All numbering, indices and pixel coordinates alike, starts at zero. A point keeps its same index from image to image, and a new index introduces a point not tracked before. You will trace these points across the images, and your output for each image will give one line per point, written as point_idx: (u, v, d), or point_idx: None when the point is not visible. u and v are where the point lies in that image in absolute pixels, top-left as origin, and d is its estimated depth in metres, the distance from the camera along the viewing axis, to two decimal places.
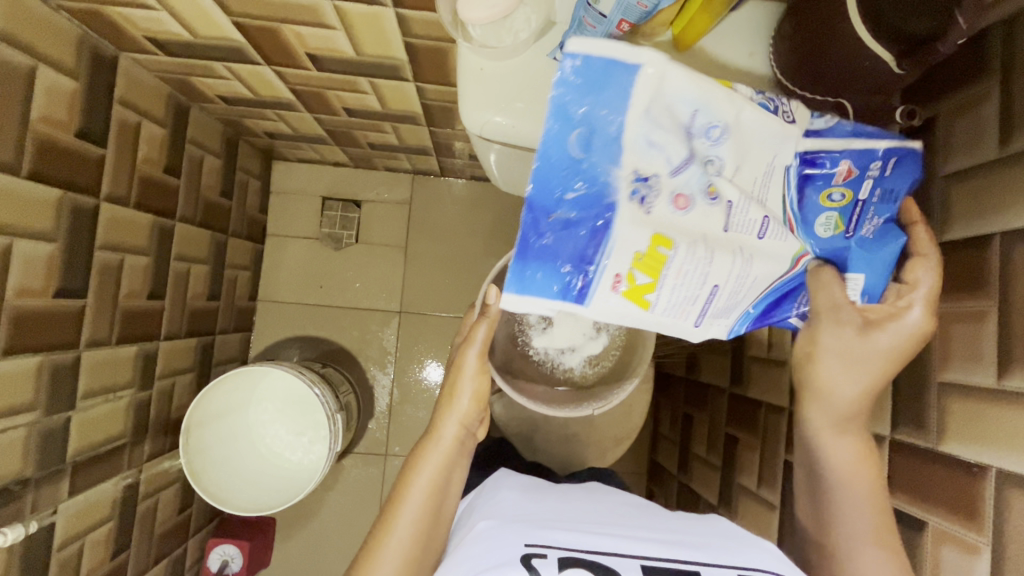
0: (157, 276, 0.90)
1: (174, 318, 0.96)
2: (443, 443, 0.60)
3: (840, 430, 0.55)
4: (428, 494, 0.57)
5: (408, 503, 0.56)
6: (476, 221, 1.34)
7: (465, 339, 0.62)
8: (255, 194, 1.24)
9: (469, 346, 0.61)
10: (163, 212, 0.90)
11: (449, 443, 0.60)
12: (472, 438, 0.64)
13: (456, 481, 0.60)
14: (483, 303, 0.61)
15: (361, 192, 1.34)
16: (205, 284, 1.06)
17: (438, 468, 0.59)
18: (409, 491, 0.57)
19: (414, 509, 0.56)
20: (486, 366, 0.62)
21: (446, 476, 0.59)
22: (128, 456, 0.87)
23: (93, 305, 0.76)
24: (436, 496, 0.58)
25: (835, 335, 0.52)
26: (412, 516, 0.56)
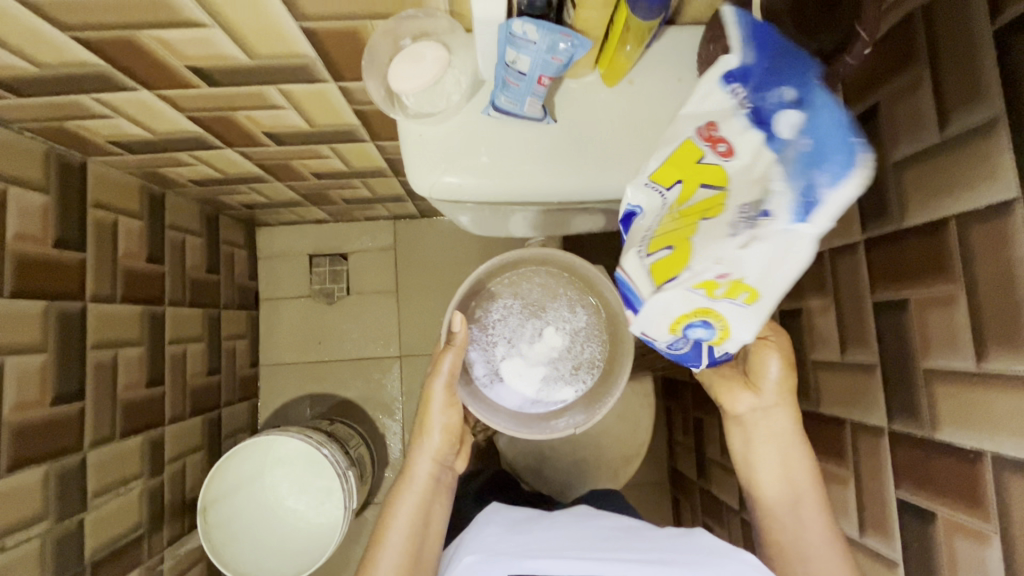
0: (153, 364, 0.92)
1: (177, 401, 0.98)
2: (417, 480, 0.72)
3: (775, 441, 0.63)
4: (406, 536, 0.68)
5: (390, 536, 0.68)
6: (462, 256, 1.35)
7: (431, 372, 0.72)
8: (243, 263, 1.27)
9: (436, 377, 0.72)
10: (151, 300, 0.92)
11: (423, 479, 0.73)
12: (448, 473, 0.76)
13: (435, 512, 0.72)
14: (450, 333, 0.72)
15: (346, 244, 1.36)
16: (203, 361, 1.07)
17: (414, 505, 0.71)
18: (390, 526, 0.69)
19: (396, 545, 0.67)
20: (451, 399, 0.73)
21: (425, 510, 0.71)
22: (147, 545, 0.88)
23: (93, 404, 0.78)
24: (417, 526, 0.69)
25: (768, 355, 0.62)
26: (397, 547, 0.67)
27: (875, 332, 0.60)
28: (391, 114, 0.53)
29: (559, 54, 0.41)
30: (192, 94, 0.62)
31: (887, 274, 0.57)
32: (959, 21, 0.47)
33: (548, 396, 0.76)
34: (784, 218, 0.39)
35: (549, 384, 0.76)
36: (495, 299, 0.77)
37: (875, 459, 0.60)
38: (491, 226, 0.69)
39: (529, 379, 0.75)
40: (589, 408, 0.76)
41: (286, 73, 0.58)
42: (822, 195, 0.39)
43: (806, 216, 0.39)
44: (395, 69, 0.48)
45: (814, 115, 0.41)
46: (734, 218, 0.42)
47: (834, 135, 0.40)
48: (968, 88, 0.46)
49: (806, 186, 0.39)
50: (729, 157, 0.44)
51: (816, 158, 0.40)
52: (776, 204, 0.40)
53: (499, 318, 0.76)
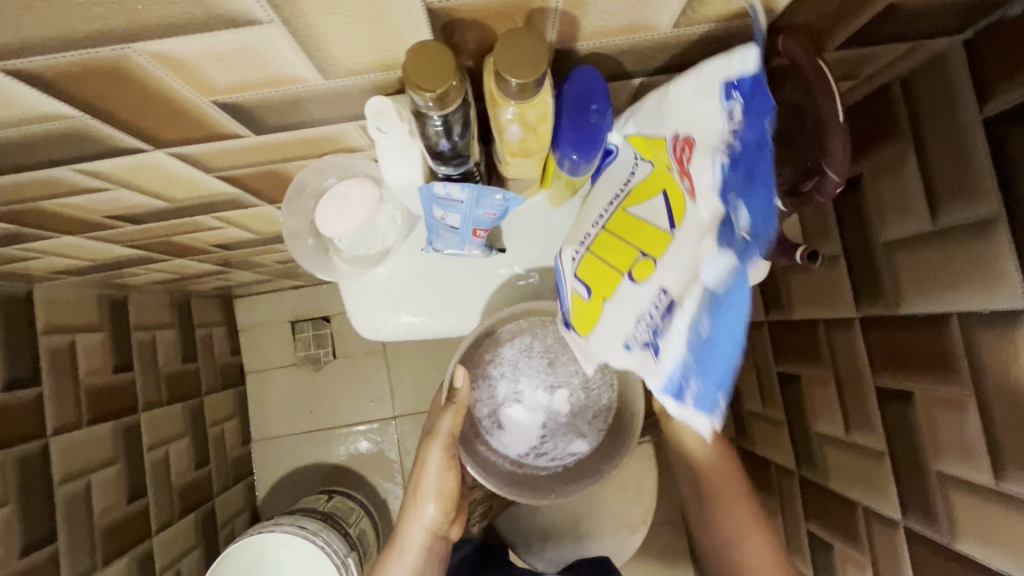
0: (133, 478, 0.88)
1: (163, 507, 0.94)
2: (408, 550, 0.67)
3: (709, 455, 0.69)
4: None
5: None
6: None
7: (430, 433, 0.61)
8: (222, 340, 1.23)
9: (433, 439, 0.61)
10: (122, 412, 0.88)
11: (415, 549, 0.67)
12: (443, 542, 0.70)
13: None
14: (450, 388, 0.56)
15: (327, 306, 1.32)
16: (189, 457, 1.04)
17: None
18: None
19: None
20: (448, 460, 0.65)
21: None
22: None
23: (66, 542, 0.74)
24: None
25: None
26: None
27: (879, 418, 0.55)
28: (324, 273, 0.49)
29: (490, 211, 0.37)
30: (122, 233, 0.58)
31: (885, 360, 0.52)
32: (942, 98, 0.42)
33: (550, 450, 0.58)
34: (660, 373, 0.36)
35: (552, 440, 0.58)
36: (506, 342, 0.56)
37: (892, 552, 0.56)
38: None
39: (532, 434, 0.58)
40: (595, 473, 0.58)
41: (216, 207, 0.54)
42: (687, 396, 0.34)
43: (667, 395, 0.36)
44: (319, 217, 0.43)
45: (727, 306, 0.31)
46: (645, 310, 0.38)
47: (724, 339, 0.31)
48: (961, 177, 0.41)
49: (685, 366, 0.34)
50: (694, 198, 0.35)
51: (706, 356, 0.32)
52: (667, 345, 0.35)
53: (509, 354, 0.56)
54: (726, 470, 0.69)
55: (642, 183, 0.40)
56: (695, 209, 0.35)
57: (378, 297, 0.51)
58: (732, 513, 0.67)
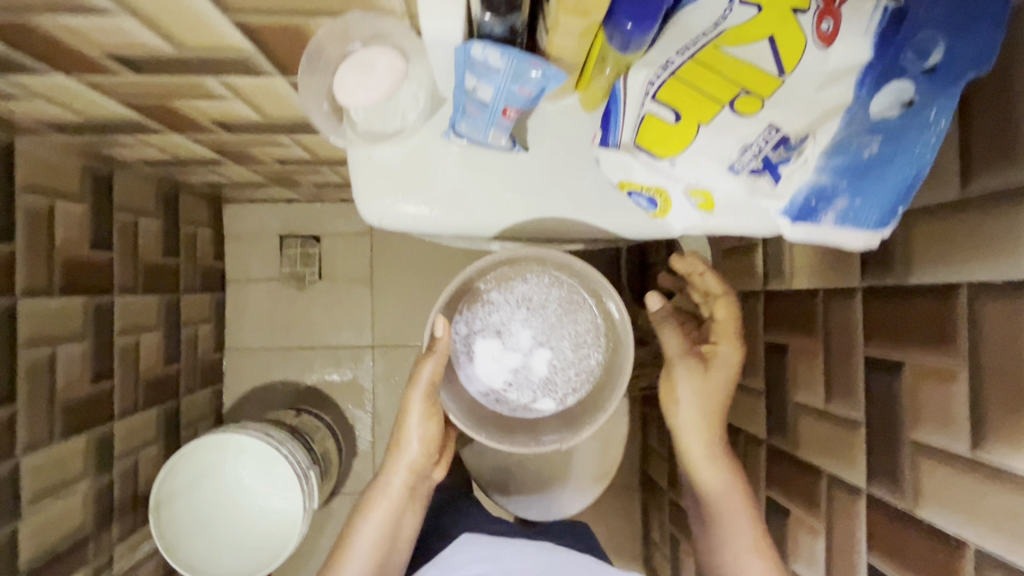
0: (100, 358, 0.86)
1: (127, 395, 0.93)
2: (391, 492, 0.69)
3: (710, 461, 0.67)
4: (372, 545, 0.68)
5: (357, 545, 0.68)
6: (440, 247, 1.29)
7: (411, 380, 0.65)
8: (207, 242, 1.19)
9: (413, 388, 0.66)
10: (96, 290, 0.85)
11: (396, 490, 0.69)
12: (424, 483, 0.73)
13: (406, 521, 0.71)
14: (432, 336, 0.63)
15: (318, 225, 1.28)
16: (160, 350, 1.02)
17: (386, 516, 0.69)
18: (356, 538, 0.68)
19: (361, 556, 0.67)
20: (430, 407, 0.67)
21: (395, 522, 0.70)
22: (94, 546, 0.84)
23: (26, 407, 0.72)
24: (385, 539, 0.69)
25: (688, 381, 0.66)
26: (361, 559, 0.67)
27: (863, 389, 0.55)
28: (335, 140, 0.47)
29: (526, 86, 0.40)
30: (118, 81, 0.54)
31: (881, 331, 0.53)
32: (999, 62, 0.41)
33: (518, 404, 0.68)
34: (783, 198, 0.46)
35: (519, 390, 0.68)
36: (504, 293, 0.67)
37: (849, 518, 0.58)
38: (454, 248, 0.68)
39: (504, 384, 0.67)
40: (557, 433, 0.70)
41: (225, 66, 0.50)
42: (824, 215, 0.46)
43: (793, 217, 0.46)
44: (340, 81, 0.42)
45: (902, 135, 0.41)
46: (755, 140, 0.43)
47: (892, 164, 0.42)
48: (1001, 145, 0.41)
49: (827, 186, 0.44)
50: (829, 43, 0.38)
51: (864, 176, 0.43)
52: (791, 172, 0.45)
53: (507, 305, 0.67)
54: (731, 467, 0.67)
55: (751, 21, 0.37)
56: (825, 55, 0.38)
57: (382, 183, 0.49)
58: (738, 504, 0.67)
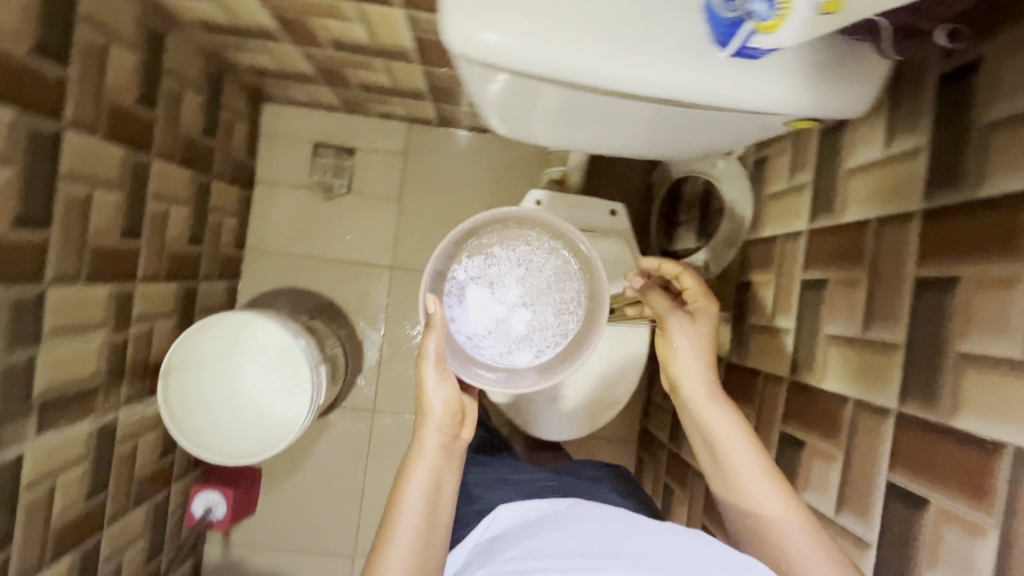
0: (131, 214, 0.85)
1: (151, 260, 0.92)
2: (427, 454, 0.68)
3: (708, 398, 0.69)
4: (422, 503, 0.65)
5: (405, 510, 0.64)
6: (472, 178, 1.28)
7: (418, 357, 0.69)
8: (242, 136, 1.18)
9: (425, 360, 0.69)
10: (136, 144, 0.84)
11: (432, 451, 0.69)
12: (456, 442, 0.72)
13: (447, 482, 0.68)
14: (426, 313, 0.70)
15: (354, 138, 1.28)
16: (186, 227, 1.01)
17: (427, 474, 0.67)
18: (402, 510, 0.64)
19: (411, 519, 0.64)
20: (444, 370, 0.70)
21: (436, 480, 0.67)
22: (102, 399, 0.84)
23: (59, 237, 0.72)
24: (431, 494, 0.66)
25: (682, 329, 0.73)
26: (410, 522, 0.64)
27: (908, 311, 0.55)
28: None
29: None
30: None
31: (939, 248, 0.52)
32: None
33: (491, 346, 0.77)
34: None
35: (494, 341, 0.77)
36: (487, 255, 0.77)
37: (872, 439, 0.57)
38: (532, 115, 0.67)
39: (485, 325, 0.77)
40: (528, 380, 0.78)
41: None
42: None
43: None
44: None
45: None
46: None
47: None
48: None
49: None
50: None
51: None
52: None
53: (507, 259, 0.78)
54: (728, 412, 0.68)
55: None
56: None
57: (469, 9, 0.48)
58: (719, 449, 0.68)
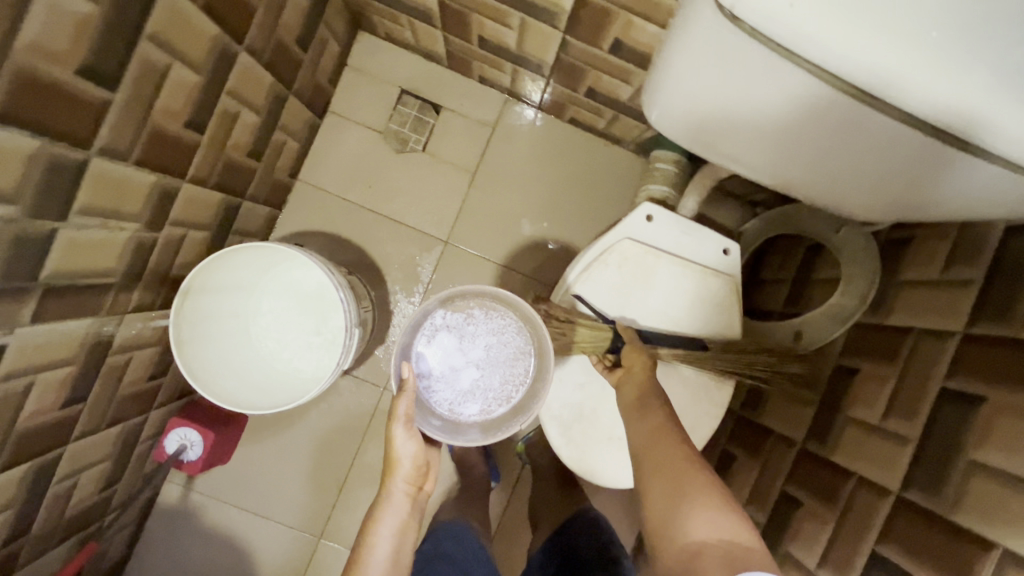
0: (203, 104, 0.74)
1: (206, 162, 0.81)
2: (394, 508, 0.72)
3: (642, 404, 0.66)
4: (387, 559, 0.70)
5: (371, 564, 0.68)
6: (557, 172, 1.18)
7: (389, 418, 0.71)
8: (331, 59, 1.08)
9: (396, 424, 0.71)
10: (231, 29, 0.73)
11: (398, 504, 0.72)
12: (421, 498, 0.75)
13: (411, 535, 0.72)
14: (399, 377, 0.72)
15: (444, 96, 1.17)
16: (251, 138, 0.90)
17: (391, 532, 0.70)
18: (370, 553, 0.69)
19: (375, 570, 0.68)
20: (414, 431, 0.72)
21: (402, 535, 0.71)
22: (111, 300, 0.73)
23: (122, 104, 0.61)
24: (396, 547, 0.71)
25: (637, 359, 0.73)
26: (376, 574, 0.68)
27: None
28: None
29: None
30: None
31: None
32: None
33: (441, 395, 0.76)
34: None
35: (442, 388, 0.77)
36: (463, 312, 0.79)
37: None
38: (731, 121, 0.60)
39: (440, 373, 0.78)
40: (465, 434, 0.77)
41: None
42: None
43: None
44: None
45: None
46: None
47: None
48: None
49: None
50: None
51: None
52: None
53: (484, 323, 0.80)
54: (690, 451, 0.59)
55: None
56: None
57: None
58: (648, 504, 0.57)
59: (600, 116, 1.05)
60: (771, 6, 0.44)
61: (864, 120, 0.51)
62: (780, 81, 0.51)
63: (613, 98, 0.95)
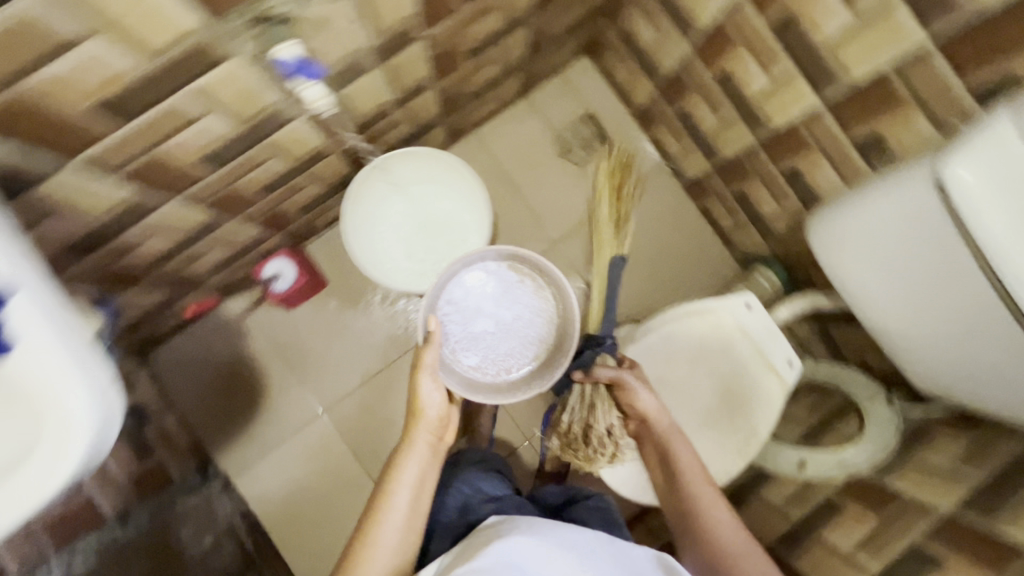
0: (485, 44, 0.93)
1: (452, 82, 0.99)
2: (416, 452, 0.84)
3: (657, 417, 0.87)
4: (411, 500, 0.81)
5: (394, 502, 0.80)
6: (669, 240, 1.35)
7: (416, 367, 0.84)
8: (557, 61, 1.28)
9: (423, 373, 0.84)
10: (538, 7, 0.92)
11: (421, 450, 0.85)
12: (440, 445, 0.88)
13: (429, 478, 0.85)
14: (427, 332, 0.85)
15: (618, 135, 1.36)
16: (482, 83, 1.09)
17: (416, 473, 0.83)
18: (396, 491, 0.81)
19: (398, 508, 0.80)
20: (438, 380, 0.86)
21: (421, 479, 0.84)
22: (339, 136, 0.89)
23: (459, 18, 0.79)
24: (418, 490, 0.83)
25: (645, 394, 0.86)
26: (399, 511, 0.80)
27: None
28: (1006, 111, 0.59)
29: None
30: None
31: None
32: None
33: (457, 321, 0.95)
34: None
35: (461, 316, 0.95)
36: (519, 276, 0.97)
37: None
38: (864, 251, 0.76)
39: (469, 301, 0.96)
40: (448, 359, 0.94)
41: None
42: None
43: None
44: None
45: None
46: None
47: None
48: None
49: None
50: None
51: None
52: None
53: (527, 294, 0.97)
54: (665, 415, 0.87)
55: None
56: None
57: (981, 156, 0.58)
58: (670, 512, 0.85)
59: (733, 216, 1.23)
60: (974, 197, 0.59)
61: (967, 302, 0.67)
62: (928, 244, 0.67)
63: (756, 208, 1.13)
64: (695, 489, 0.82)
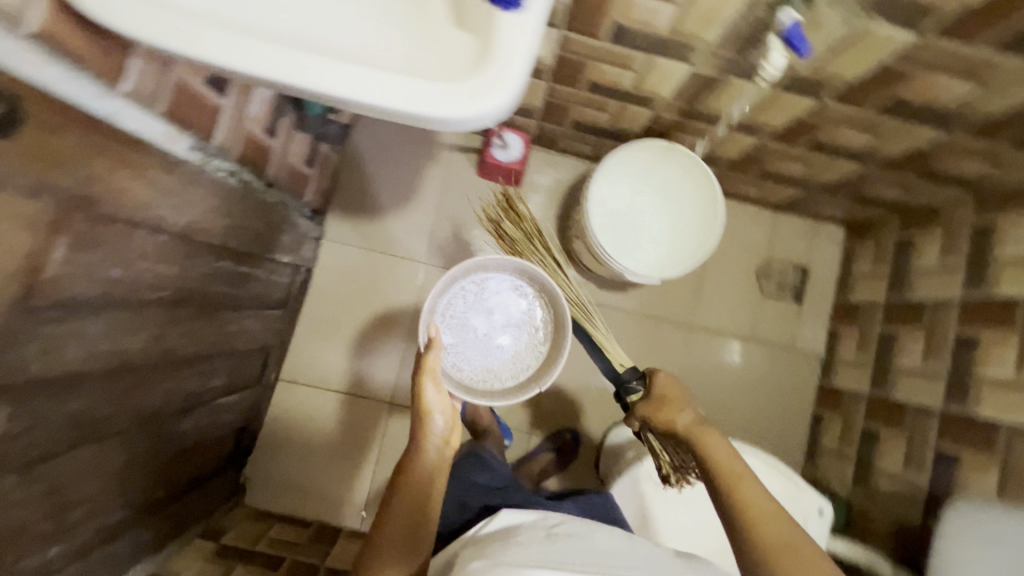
0: (829, 148, 0.98)
1: (771, 149, 1.04)
2: (421, 456, 0.84)
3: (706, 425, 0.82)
4: (416, 501, 0.79)
5: (405, 499, 0.80)
6: (769, 412, 1.34)
7: (424, 375, 0.87)
8: (825, 212, 1.31)
9: (427, 382, 0.88)
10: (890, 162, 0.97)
11: (427, 455, 0.84)
12: (447, 453, 0.87)
13: (438, 483, 0.84)
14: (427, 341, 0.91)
15: (809, 304, 1.38)
16: (778, 171, 1.13)
17: (419, 477, 0.81)
18: (405, 485, 0.81)
19: (406, 507, 0.79)
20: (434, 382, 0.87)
21: (427, 483, 0.82)
22: (676, 102, 0.95)
23: (857, 113, 0.84)
24: (423, 494, 0.81)
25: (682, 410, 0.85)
26: (410, 506, 0.79)
27: None
28: None
29: None
30: None
31: None
32: None
33: (469, 300, 1.04)
34: None
35: (471, 301, 1.04)
36: (534, 321, 1.06)
37: None
38: None
39: (488, 299, 1.05)
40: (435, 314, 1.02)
41: None
42: None
43: None
44: None
45: None
46: None
47: None
48: None
49: None
50: None
51: None
52: None
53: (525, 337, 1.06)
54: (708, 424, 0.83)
55: None
56: None
57: None
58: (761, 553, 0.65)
59: (843, 444, 1.22)
60: None
61: None
62: None
63: (876, 455, 1.12)
64: (743, 478, 0.73)
